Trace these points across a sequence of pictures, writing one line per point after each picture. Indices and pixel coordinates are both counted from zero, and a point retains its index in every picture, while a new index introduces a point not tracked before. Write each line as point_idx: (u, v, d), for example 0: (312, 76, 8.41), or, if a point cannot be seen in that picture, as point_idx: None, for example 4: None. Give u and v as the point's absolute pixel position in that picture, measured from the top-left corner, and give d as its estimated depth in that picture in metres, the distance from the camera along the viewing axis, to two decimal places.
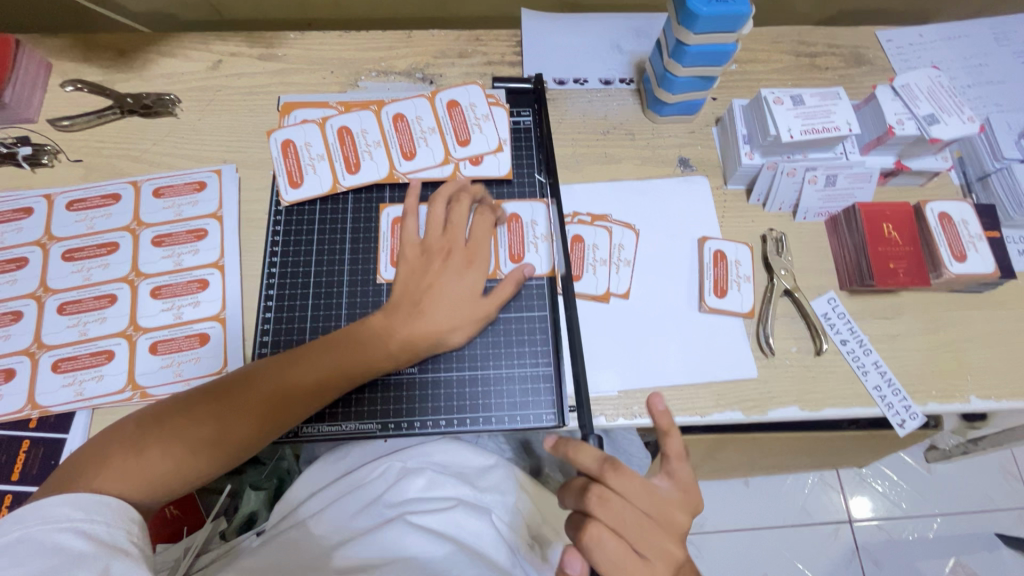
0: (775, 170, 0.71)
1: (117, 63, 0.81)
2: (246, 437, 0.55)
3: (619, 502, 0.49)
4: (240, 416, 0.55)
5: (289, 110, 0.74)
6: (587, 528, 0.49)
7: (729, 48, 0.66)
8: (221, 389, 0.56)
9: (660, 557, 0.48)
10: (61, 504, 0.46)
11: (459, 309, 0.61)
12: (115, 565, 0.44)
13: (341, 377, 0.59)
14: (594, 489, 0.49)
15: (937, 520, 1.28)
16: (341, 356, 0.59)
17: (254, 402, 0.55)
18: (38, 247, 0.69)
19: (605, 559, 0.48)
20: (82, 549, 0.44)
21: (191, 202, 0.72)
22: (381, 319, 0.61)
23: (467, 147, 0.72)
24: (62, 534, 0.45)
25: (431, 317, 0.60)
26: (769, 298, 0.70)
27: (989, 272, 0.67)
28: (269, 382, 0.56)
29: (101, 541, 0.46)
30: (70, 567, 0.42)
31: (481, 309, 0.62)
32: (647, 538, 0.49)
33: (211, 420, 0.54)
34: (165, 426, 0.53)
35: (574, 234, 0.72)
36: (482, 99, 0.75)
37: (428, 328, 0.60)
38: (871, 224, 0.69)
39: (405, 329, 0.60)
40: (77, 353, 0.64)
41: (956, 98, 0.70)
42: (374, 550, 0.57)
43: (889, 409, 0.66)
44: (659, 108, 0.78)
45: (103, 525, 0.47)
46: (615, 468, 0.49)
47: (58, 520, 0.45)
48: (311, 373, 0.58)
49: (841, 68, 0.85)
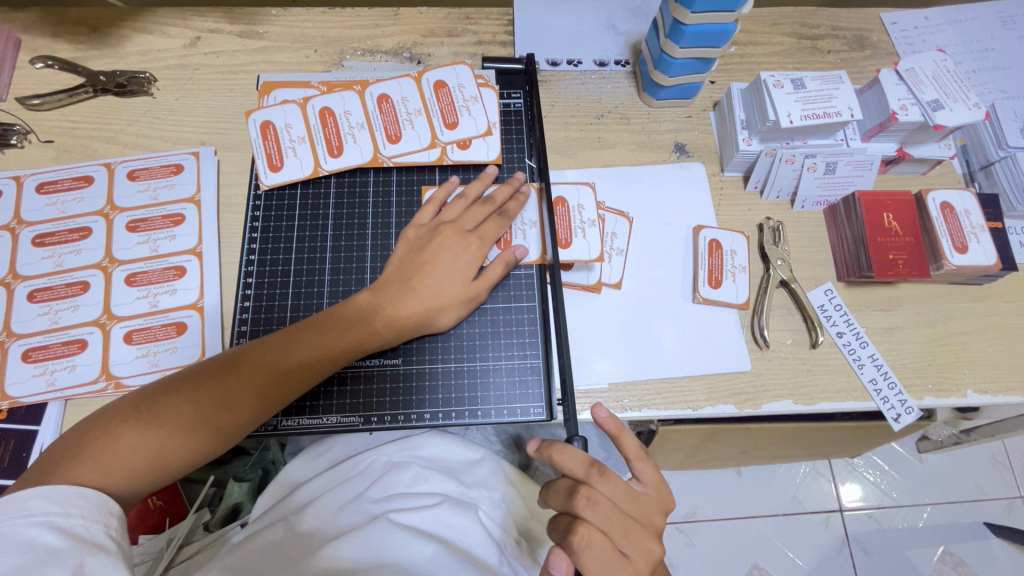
0: (774, 157, 0.69)
1: (89, 38, 0.77)
2: (230, 423, 0.53)
3: (605, 503, 0.48)
4: (224, 402, 0.53)
5: (269, 90, 0.71)
6: (576, 530, 0.47)
7: (727, 28, 0.64)
8: (201, 374, 0.53)
9: (643, 557, 0.48)
10: (35, 498, 0.44)
11: (449, 289, 0.60)
12: (91, 562, 0.43)
13: (329, 360, 0.57)
14: (582, 491, 0.48)
15: (927, 510, 1.28)
16: (328, 339, 0.57)
17: (236, 387, 0.53)
18: (8, 231, 0.66)
19: (593, 561, 0.47)
20: (55, 545, 0.43)
21: (168, 186, 0.69)
22: (367, 298, 0.59)
23: (455, 130, 0.70)
24: (35, 529, 0.43)
25: (418, 294, 0.59)
26: (765, 289, 0.69)
27: (990, 264, 0.65)
28: (254, 366, 0.54)
29: (78, 536, 0.44)
30: (43, 565, 0.41)
31: (471, 289, 0.60)
32: (630, 538, 0.48)
33: (192, 406, 0.52)
34: (143, 413, 0.51)
35: (556, 195, 0.67)
36: (470, 80, 0.72)
37: (417, 306, 0.59)
38: (871, 213, 0.67)
39: (393, 307, 0.59)
40: (48, 343, 0.62)
41: (962, 83, 0.68)
42: (357, 548, 0.56)
43: (884, 403, 0.65)
44: (655, 91, 0.76)
45: (80, 519, 0.45)
46: (603, 472, 0.49)
47: (31, 515, 0.43)
48: (298, 357, 0.56)
49: (843, 51, 0.82)
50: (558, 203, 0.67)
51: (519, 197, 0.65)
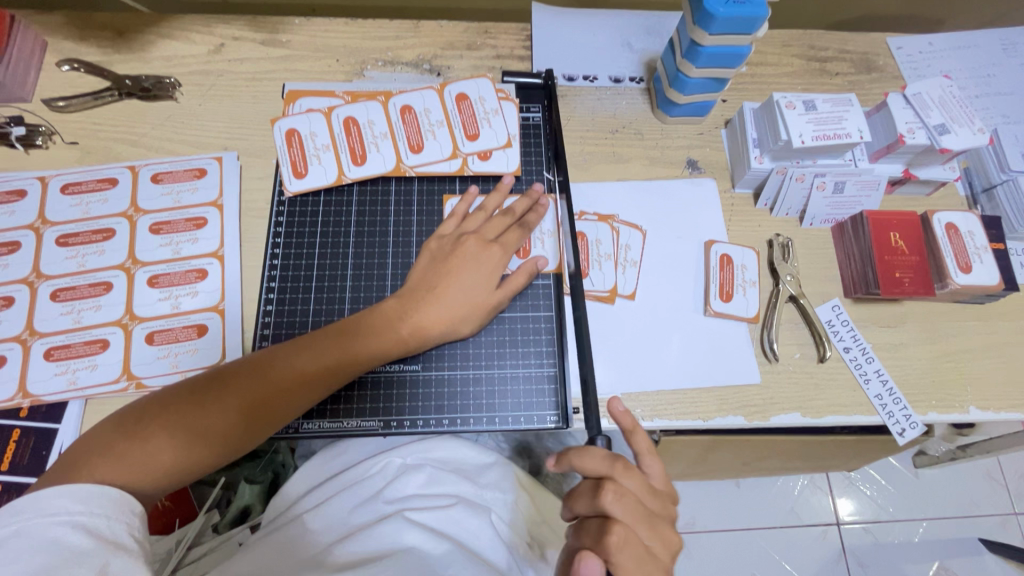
0: (785, 175, 0.71)
1: (115, 43, 0.78)
2: (253, 425, 0.54)
3: (631, 497, 0.48)
4: (249, 404, 0.53)
5: (294, 99, 0.73)
6: (612, 529, 0.47)
7: (743, 50, 0.66)
8: (227, 377, 0.54)
9: (665, 548, 0.49)
10: (59, 495, 0.44)
11: (471, 297, 0.61)
12: (114, 564, 0.43)
13: (353, 366, 0.58)
14: (611, 486, 0.48)
15: (923, 524, 1.29)
16: (353, 346, 0.58)
17: (260, 390, 0.54)
18: (32, 230, 0.67)
19: (628, 561, 0.46)
20: (80, 544, 0.43)
21: (191, 190, 0.70)
22: (392, 305, 0.60)
23: (475, 141, 0.71)
24: (60, 529, 0.43)
25: (442, 302, 0.60)
26: (774, 303, 0.70)
27: (994, 285, 0.67)
28: (278, 369, 0.55)
29: (102, 537, 0.44)
30: (68, 565, 0.41)
31: (494, 297, 0.62)
32: (654, 530, 0.49)
33: (218, 407, 0.52)
34: (169, 414, 0.51)
35: (578, 231, 0.71)
36: (491, 93, 0.74)
37: (440, 314, 0.60)
38: (879, 233, 0.69)
39: (417, 315, 0.60)
40: (70, 342, 0.62)
41: (967, 109, 0.70)
42: (372, 545, 0.56)
43: (889, 418, 0.66)
44: (669, 108, 0.78)
45: (103, 519, 0.45)
46: (626, 465, 0.50)
47: (55, 513, 0.44)
48: (323, 361, 0.57)
49: (851, 74, 0.85)
50: (578, 237, 0.71)
51: (538, 209, 0.67)
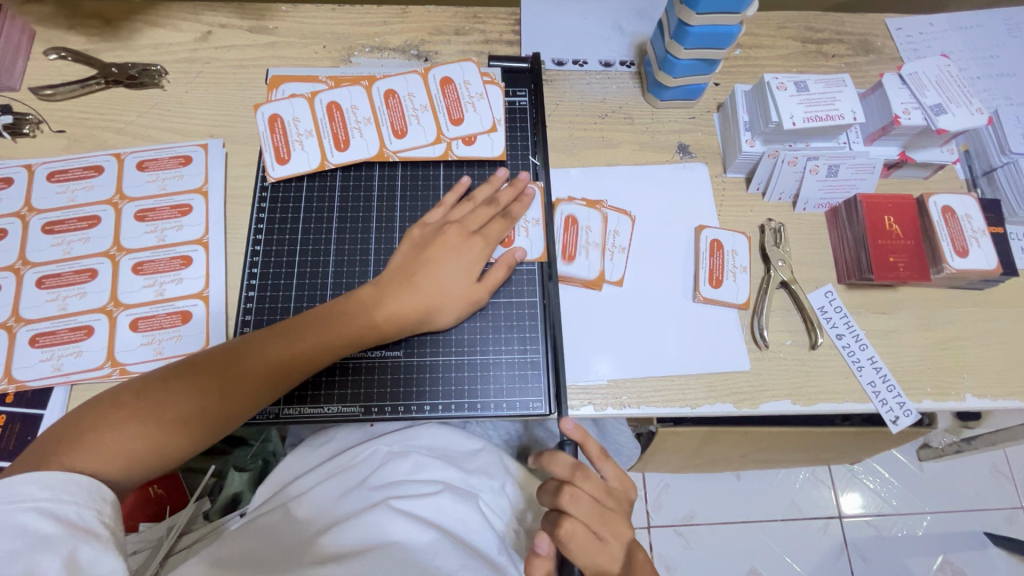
0: (776, 158, 0.69)
1: (103, 31, 0.78)
2: (232, 411, 0.54)
3: (586, 498, 0.51)
4: (225, 391, 0.53)
5: (278, 84, 0.72)
6: (563, 525, 0.50)
7: (732, 29, 0.64)
8: (202, 364, 0.54)
9: (620, 542, 0.51)
10: (29, 483, 0.44)
11: (451, 287, 0.61)
12: (83, 551, 0.43)
13: (330, 352, 0.57)
14: (566, 487, 0.51)
15: (927, 518, 1.27)
16: (327, 332, 0.57)
17: (237, 378, 0.54)
18: (18, 218, 0.67)
19: (577, 551, 0.50)
20: (48, 531, 0.42)
21: (176, 177, 0.70)
22: (368, 294, 0.60)
23: (460, 126, 0.70)
24: (27, 515, 0.42)
25: (420, 291, 0.60)
26: (765, 290, 0.69)
27: (991, 269, 0.65)
28: (253, 358, 0.55)
29: (70, 524, 0.44)
30: (36, 551, 0.41)
31: (475, 290, 0.61)
32: (610, 526, 0.51)
33: (194, 393, 0.52)
34: (145, 402, 0.51)
35: (566, 215, 0.70)
36: (476, 77, 0.73)
37: (416, 302, 0.59)
38: (872, 216, 0.67)
39: (394, 302, 0.59)
40: (55, 328, 0.63)
41: (965, 89, 0.68)
42: (357, 532, 0.56)
43: (882, 406, 0.65)
44: (660, 92, 0.76)
45: (72, 506, 0.45)
46: (585, 470, 0.52)
47: (23, 500, 0.43)
48: (300, 348, 0.56)
49: (848, 56, 0.83)
50: (568, 223, 0.69)
51: (523, 198, 0.67)
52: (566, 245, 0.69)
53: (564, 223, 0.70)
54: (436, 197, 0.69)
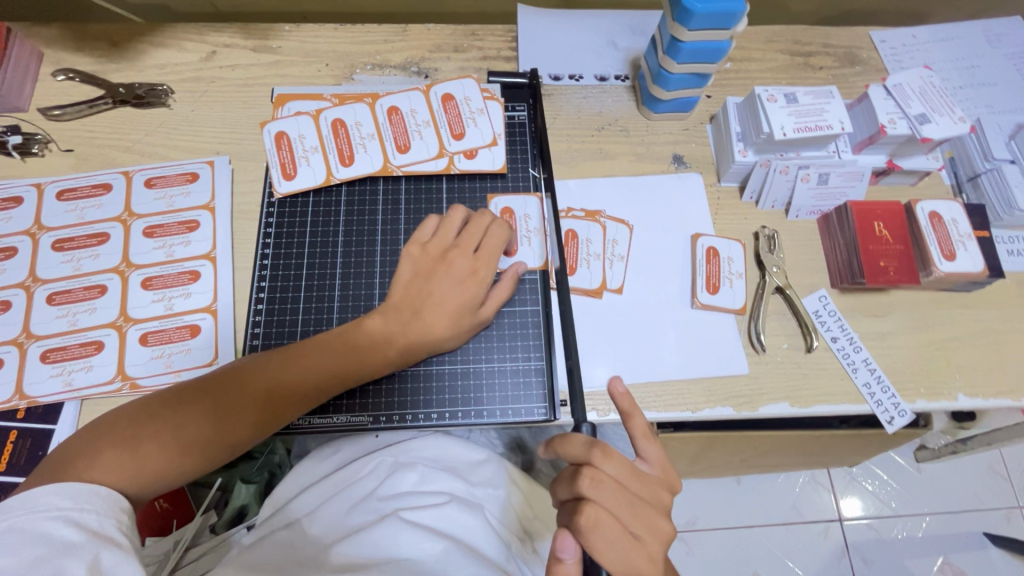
0: (768, 167, 0.72)
1: (110, 52, 0.80)
2: (244, 433, 0.55)
3: (610, 482, 0.48)
4: (238, 415, 0.54)
5: (283, 103, 0.74)
6: (583, 510, 0.46)
7: (723, 45, 0.67)
8: (214, 388, 0.55)
9: (653, 536, 0.48)
10: (49, 494, 0.45)
11: (456, 317, 0.60)
12: (106, 557, 0.43)
13: (339, 380, 0.58)
14: (587, 470, 0.47)
15: (926, 519, 1.29)
16: (337, 361, 0.58)
17: (248, 404, 0.55)
18: (28, 236, 0.68)
19: (602, 541, 0.46)
20: (72, 538, 0.44)
21: (183, 193, 0.71)
22: (379, 324, 0.60)
23: (462, 140, 0.73)
24: (51, 523, 0.44)
25: (427, 322, 0.60)
26: (761, 295, 0.71)
27: (978, 271, 0.67)
28: (262, 384, 0.56)
29: (92, 531, 0.45)
30: (60, 557, 0.42)
31: (479, 317, 0.62)
32: (640, 518, 0.48)
33: (208, 417, 0.53)
34: (159, 424, 0.52)
35: (568, 229, 0.72)
36: (476, 93, 0.75)
37: (423, 334, 0.60)
38: (862, 222, 0.70)
39: (401, 328, 0.60)
40: (65, 344, 0.64)
41: (947, 99, 0.71)
42: (369, 545, 0.56)
43: (878, 406, 0.67)
44: (654, 105, 0.79)
45: (93, 514, 0.46)
46: (604, 451, 0.49)
47: (46, 510, 0.44)
48: (311, 376, 0.57)
49: (835, 67, 0.85)
50: (569, 236, 0.71)
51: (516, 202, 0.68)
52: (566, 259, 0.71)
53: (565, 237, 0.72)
54: (439, 210, 0.71)
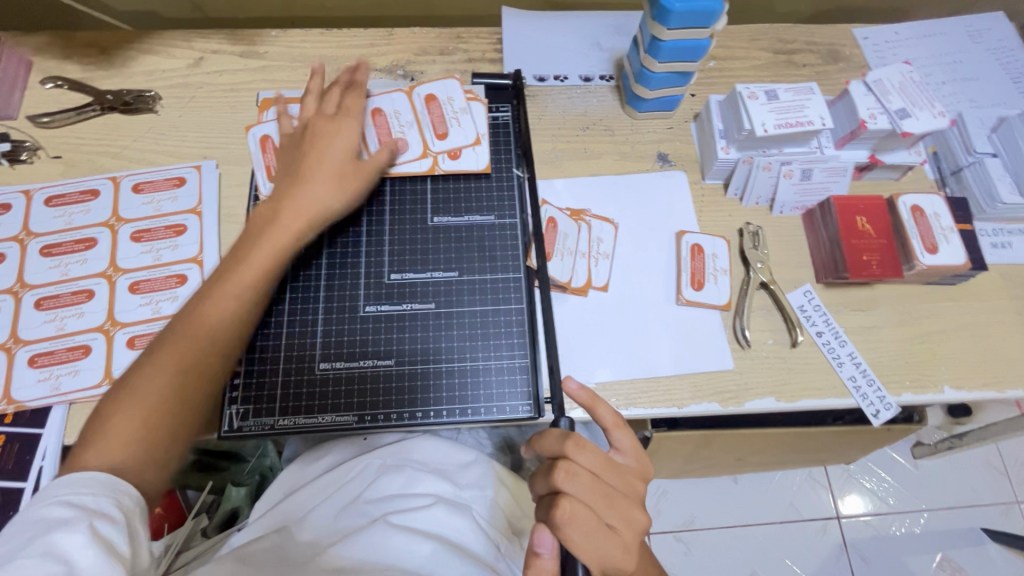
0: (751, 164, 0.72)
1: (98, 60, 0.81)
2: (202, 365, 0.54)
3: (584, 474, 0.48)
4: (182, 345, 0.54)
5: (267, 106, 0.74)
6: (558, 505, 0.47)
7: (702, 43, 0.67)
8: (157, 341, 0.55)
9: (629, 528, 0.48)
10: (55, 485, 0.45)
11: (333, 160, 0.63)
12: (102, 528, 0.43)
13: (253, 275, 0.58)
14: (560, 465, 0.48)
15: (924, 515, 1.28)
16: (248, 258, 0.58)
17: (182, 331, 0.55)
18: (16, 242, 0.69)
19: (578, 534, 0.46)
20: (66, 516, 0.42)
21: (171, 198, 0.72)
22: (266, 208, 0.62)
23: (445, 140, 0.73)
24: (49, 507, 0.43)
25: (312, 184, 0.62)
26: (746, 290, 0.71)
27: (960, 264, 0.68)
28: (191, 309, 0.56)
29: (89, 509, 0.44)
30: (55, 536, 0.41)
31: (347, 167, 0.64)
32: (616, 508, 0.48)
33: (162, 364, 0.53)
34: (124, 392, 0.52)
35: (549, 215, 0.71)
36: (459, 93, 0.75)
37: (313, 207, 0.61)
38: (845, 217, 0.70)
39: (301, 186, 0.62)
40: (53, 348, 0.64)
41: (927, 93, 0.71)
42: (357, 549, 0.56)
43: (864, 400, 0.67)
44: (638, 104, 0.79)
45: (92, 495, 0.45)
46: (578, 443, 0.49)
47: (46, 497, 0.44)
48: (226, 282, 0.57)
49: (818, 65, 0.86)
50: (550, 223, 0.71)
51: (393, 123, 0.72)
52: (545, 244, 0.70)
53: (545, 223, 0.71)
54: (424, 211, 0.71)
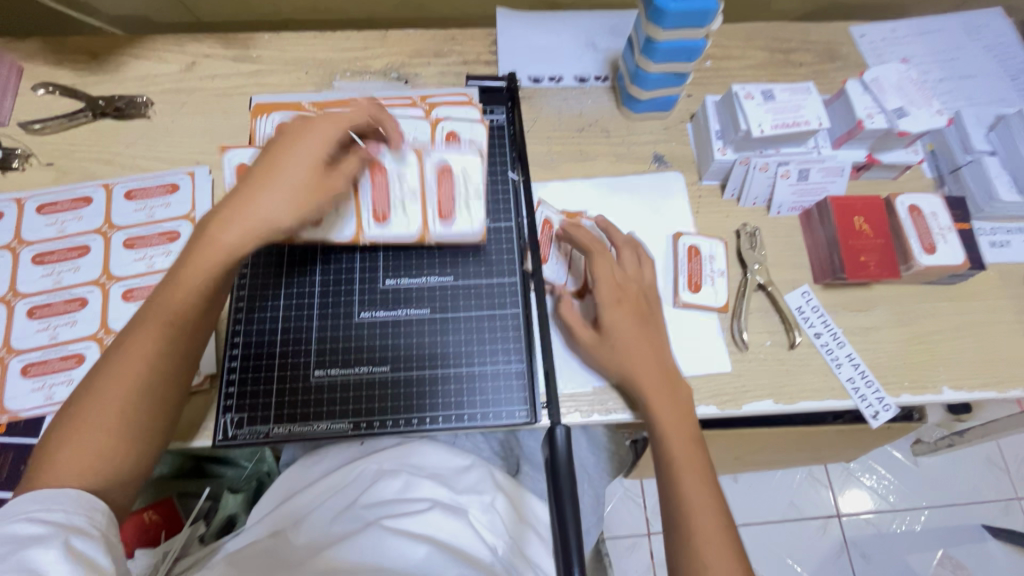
0: (748, 165, 0.72)
1: (90, 65, 0.80)
2: (153, 373, 0.52)
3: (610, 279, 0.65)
4: (132, 358, 0.51)
5: (262, 112, 0.73)
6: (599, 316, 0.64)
7: (697, 43, 0.67)
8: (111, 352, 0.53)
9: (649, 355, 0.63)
10: (19, 502, 0.45)
11: (298, 177, 0.56)
12: (78, 544, 0.44)
13: (198, 279, 0.54)
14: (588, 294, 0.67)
15: (925, 513, 1.28)
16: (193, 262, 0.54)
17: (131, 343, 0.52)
18: (8, 250, 0.68)
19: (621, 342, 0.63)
20: (40, 533, 0.43)
21: (163, 204, 0.71)
22: (218, 218, 0.55)
23: (447, 222, 0.65)
24: (19, 524, 0.43)
25: (271, 199, 0.55)
26: (743, 292, 0.71)
27: (959, 263, 0.67)
28: (143, 320, 0.53)
29: (62, 525, 0.44)
30: (30, 552, 0.41)
31: (325, 181, 0.58)
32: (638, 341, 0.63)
33: (115, 378, 0.51)
34: (78, 411, 0.50)
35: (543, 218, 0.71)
36: (484, 137, 0.70)
37: (261, 211, 0.55)
38: (843, 217, 0.69)
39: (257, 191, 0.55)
40: (46, 357, 0.64)
41: (924, 92, 0.71)
42: (351, 552, 0.56)
43: (862, 401, 0.67)
44: (633, 105, 0.79)
45: (63, 512, 0.45)
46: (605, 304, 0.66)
47: (15, 513, 0.44)
48: (172, 290, 0.53)
49: (815, 63, 0.86)
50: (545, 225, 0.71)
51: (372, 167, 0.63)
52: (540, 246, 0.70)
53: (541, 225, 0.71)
54: None
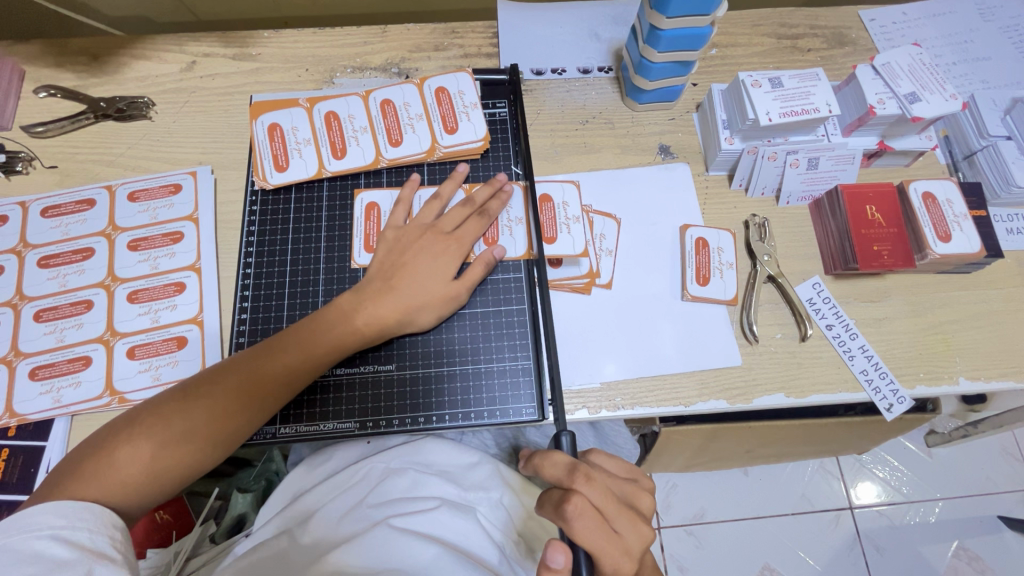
0: (756, 154, 0.70)
1: (90, 67, 0.80)
2: (230, 424, 0.55)
3: (600, 483, 0.48)
4: (217, 408, 0.54)
5: (258, 113, 0.73)
6: (569, 499, 0.46)
7: (703, 31, 0.65)
8: (190, 388, 0.55)
9: (636, 537, 0.48)
10: (42, 513, 0.46)
11: (430, 287, 0.62)
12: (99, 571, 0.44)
13: (310, 361, 0.58)
14: (580, 466, 0.48)
15: (939, 504, 1.26)
16: (309, 341, 0.58)
17: (219, 390, 0.55)
18: (14, 254, 0.68)
19: (587, 529, 0.46)
20: (63, 556, 0.44)
21: (166, 205, 0.71)
22: (348, 297, 0.61)
23: (453, 135, 0.72)
24: (42, 542, 0.45)
25: (399, 294, 0.61)
26: (752, 285, 0.70)
27: (975, 251, 0.65)
28: (235, 371, 0.56)
29: (84, 548, 0.46)
30: None
31: (452, 288, 0.62)
32: (622, 517, 0.48)
33: (204, 408, 0.54)
34: (156, 420, 0.53)
35: (542, 193, 0.70)
36: (470, 87, 0.74)
37: (394, 305, 0.60)
38: (854, 206, 0.68)
39: (372, 307, 0.60)
40: (54, 360, 0.64)
41: (937, 76, 0.69)
42: (362, 554, 0.56)
43: (875, 394, 0.65)
44: (638, 96, 0.77)
45: (85, 532, 0.46)
46: (586, 474, 0.48)
47: (38, 529, 0.45)
48: (281, 359, 0.57)
49: (823, 49, 0.84)
50: (544, 201, 0.69)
51: (501, 196, 0.67)
52: (546, 226, 0.68)
53: (540, 201, 0.70)
54: None
